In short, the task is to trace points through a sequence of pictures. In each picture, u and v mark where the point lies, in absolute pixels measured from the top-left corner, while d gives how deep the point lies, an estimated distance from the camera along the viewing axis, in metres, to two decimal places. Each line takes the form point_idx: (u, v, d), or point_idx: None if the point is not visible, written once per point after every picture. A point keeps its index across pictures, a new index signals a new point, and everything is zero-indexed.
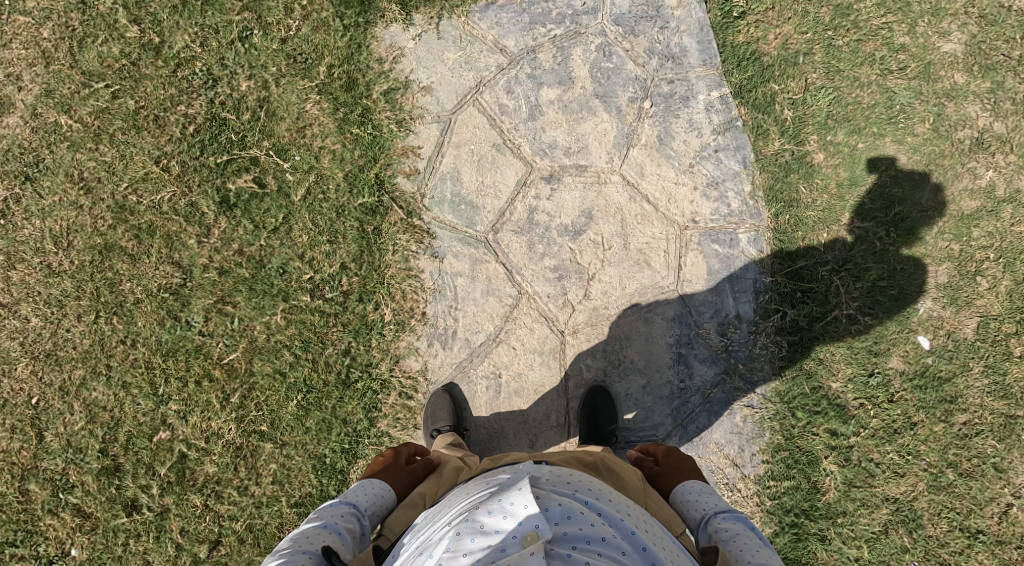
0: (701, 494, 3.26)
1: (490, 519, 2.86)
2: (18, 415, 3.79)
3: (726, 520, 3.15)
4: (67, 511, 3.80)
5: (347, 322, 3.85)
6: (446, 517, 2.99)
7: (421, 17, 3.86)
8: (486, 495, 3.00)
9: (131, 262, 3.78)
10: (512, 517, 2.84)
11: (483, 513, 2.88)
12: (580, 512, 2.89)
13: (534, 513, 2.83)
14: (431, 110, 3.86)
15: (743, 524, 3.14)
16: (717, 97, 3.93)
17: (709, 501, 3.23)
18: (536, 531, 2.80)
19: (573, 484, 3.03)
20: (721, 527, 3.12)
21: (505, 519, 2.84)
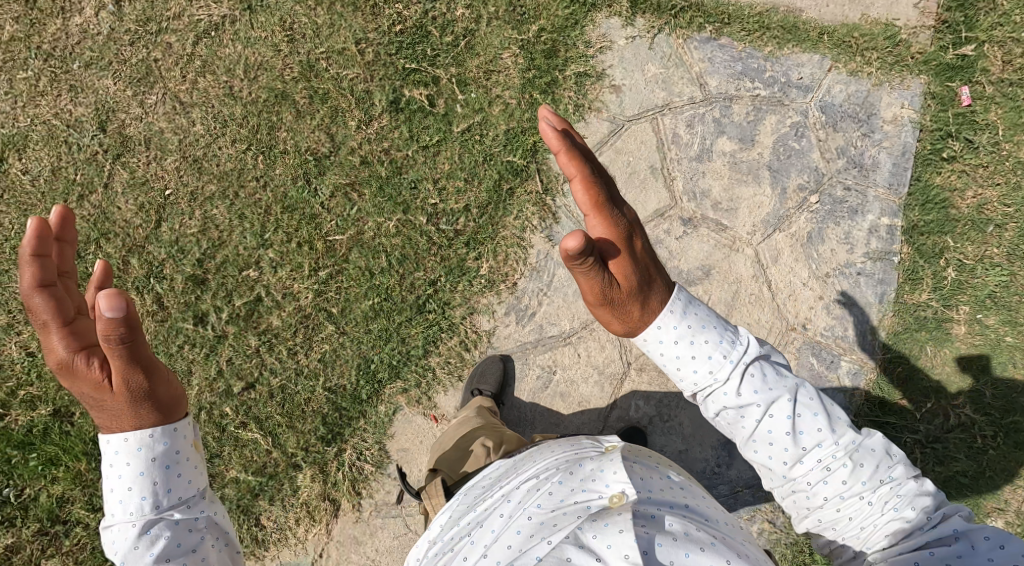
0: (688, 342, 2.76)
1: (577, 480, 2.80)
2: (149, 197, 4.18)
3: (738, 384, 2.74)
4: (149, 296, 4.16)
5: (446, 258, 4.01)
6: (529, 471, 2.96)
7: (643, 22, 3.92)
8: (564, 453, 2.95)
9: (296, 116, 4.07)
10: (600, 481, 2.78)
11: (573, 472, 2.82)
12: (665, 494, 2.83)
13: (622, 478, 2.77)
14: (610, 108, 3.91)
15: (755, 373, 2.76)
16: (886, 224, 3.76)
17: (705, 352, 2.76)
18: (625, 492, 2.74)
19: (654, 465, 2.96)
20: (744, 401, 2.74)
21: (596, 481, 2.78)
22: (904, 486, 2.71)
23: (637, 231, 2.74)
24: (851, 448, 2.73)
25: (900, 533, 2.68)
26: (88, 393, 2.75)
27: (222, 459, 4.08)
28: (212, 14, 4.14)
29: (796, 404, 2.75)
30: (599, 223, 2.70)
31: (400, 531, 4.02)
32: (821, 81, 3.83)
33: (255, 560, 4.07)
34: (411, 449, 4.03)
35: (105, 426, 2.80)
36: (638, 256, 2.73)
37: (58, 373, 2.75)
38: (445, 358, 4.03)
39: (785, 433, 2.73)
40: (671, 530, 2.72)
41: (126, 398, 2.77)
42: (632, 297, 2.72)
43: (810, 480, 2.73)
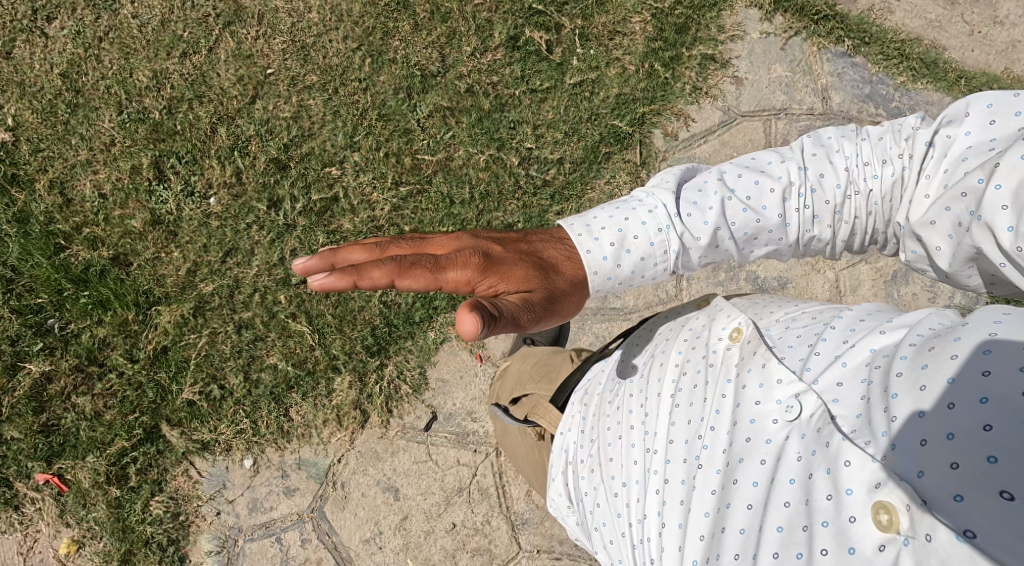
0: (615, 239, 2.63)
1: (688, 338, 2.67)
2: (249, 72, 4.16)
3: (690, 232, 2.61)
4: (229, 168, 4.19)
5: (527, 204, 3.93)
6: (642, 353, 2.83)
7: (782, 21, 3.85)
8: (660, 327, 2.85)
9: (413, 28, 4.04)
10: (717, 327, 2.62)
11: (685, 336, 2.68)
12: (775, 320, 2.62)
13: (733, 314, 2.62)
14: (727, 98, 3.84)
15: (690, 212, 2.62)
16: None
17: (642, 238, 2.64)
18: (738, 324, 2.59)
19: (770, 301, 2.75)
20: (706, 240, 2.61)
21: (702, 337, 2.63)
22: (882, 148, 2.54)
23: (478, 247, 2.62)
24: (807, 175, 2.60)
25: (916, 160, 2.47)
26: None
27: (266, 344, 4.18)
28: None
29: (743, 200, 2.61)
30: (456, 278, 2.57)
31: (421, 457, 4.16)
32: None
33: (275, 449, 4.17)
34: (450, 381, 4.23)
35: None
36: (510, 263, 2.60)
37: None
38: None
39: (754, 224, 2.60)
40: (806, 345, 2.48)
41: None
42: (547, 284, 2.59)
43: (812, 229, 2.61)
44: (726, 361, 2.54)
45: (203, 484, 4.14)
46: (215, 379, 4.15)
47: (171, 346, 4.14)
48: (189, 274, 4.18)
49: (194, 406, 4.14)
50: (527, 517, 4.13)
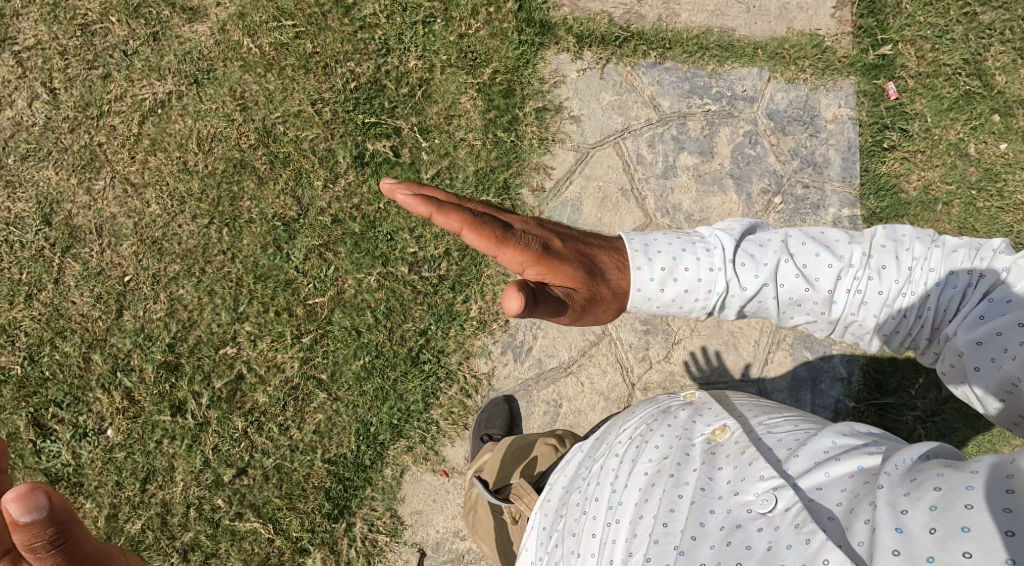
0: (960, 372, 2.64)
1: (672, 429, 2.75)
2: (107, 287, 3.97)
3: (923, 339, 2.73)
4: (118, 392, 3.97)
5: (432, 305, 4.01)
6: None
7: (591, 55, 3.95)
8: (657, 412, 2.89)
9: (258, 182, 3.95)
10: (701, 422, 2.73)
11: (670, 424, 2.76)
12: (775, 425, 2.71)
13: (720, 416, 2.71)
14: (572, 138, 3.95)
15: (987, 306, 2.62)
16: (847, 214, 3.86)
17: (934, 291, 2.69)
18: (724, 425, 2.69)
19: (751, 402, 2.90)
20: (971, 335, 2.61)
21: (681, 437, 2.70)
22: (955, 259, 2.69)
23: (540, 239, 2.90)
24: (868, 261, 2.74)
25: (988, 282, 2.64)
26: (512, 261, 2.85)
27: (220, 557, 3.95)
28: (156, 92, 3.99)
29: (800, 265, 2.77)
30: (513, 257, 2.84)
31: None
32: (763, 91, 3.94)
33: None
34: (424, 510, 4.00)
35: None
36: (567, 257, 2.87)
37: (472, 237, 2.85)
38: (447, 409, 4.03)
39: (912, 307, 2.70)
40: (797, 445, 2.59)
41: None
42: (591, 286, 2.84)
43: (857, 314, 2.76)
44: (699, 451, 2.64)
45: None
46: None
47: None
48: (111, 519, 3.93)
49: None
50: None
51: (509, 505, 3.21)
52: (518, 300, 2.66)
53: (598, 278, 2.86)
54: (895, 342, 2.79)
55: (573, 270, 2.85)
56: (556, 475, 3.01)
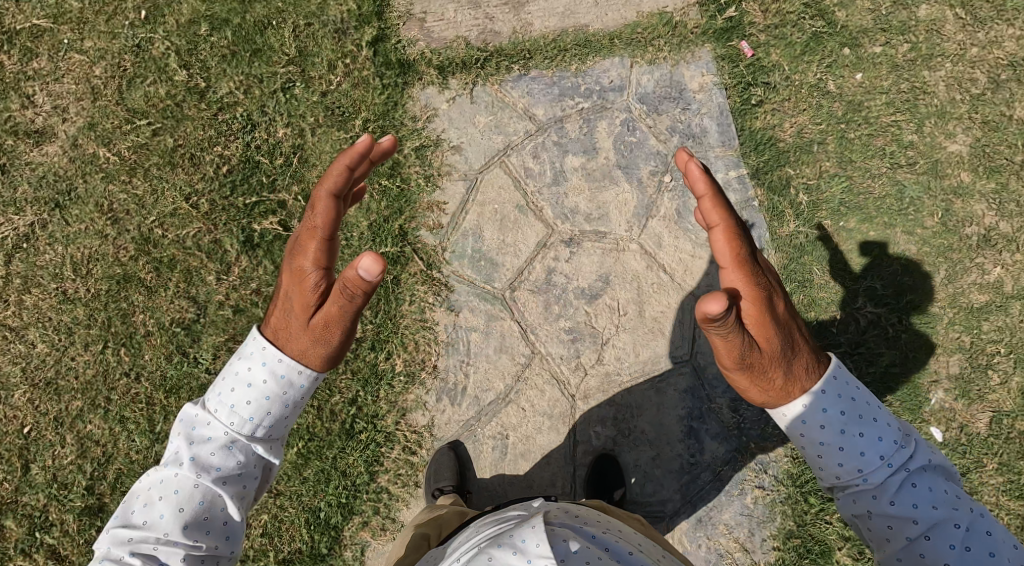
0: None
1: (495, 551, 2.67)
2: (7, 444, 3.77)
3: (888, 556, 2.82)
4: (41, 553, 3.70)
5: (357, 370, 3.94)
6: None
7: (457, 82, 3.96)
8: (489, 534, 2.81)
9: (147, 293, 3.81)
10: (524, 554, 2.63)
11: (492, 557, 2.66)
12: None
13: (546, 553, 2.62)
14: (459, 168, 3.96)
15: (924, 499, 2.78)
16: (734, 176, 3.90)
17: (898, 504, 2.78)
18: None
19: (589, 519, 2.86)
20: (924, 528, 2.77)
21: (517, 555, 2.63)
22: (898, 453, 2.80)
23: (768, 284, 2.77)
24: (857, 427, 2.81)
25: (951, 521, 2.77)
26: (735, 284, 2.74)
27: None
28: (18, 226, 3.88)
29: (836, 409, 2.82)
30: (738, 283, 2.73)
31: None
32: (629, 78, 3.96)
33: None
34: None
35: (275, 335, 2.92)
36: (779, 314, 2.77)
37: (722, 240, 2.72)
38: (393, 472, 3.91)
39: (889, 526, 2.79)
40: None
41: (283, 310, 2.92)
42: (779, 359, 2.77)
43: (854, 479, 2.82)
44: None
45: None
46: None
47: None
48: None
49: None
50: None
51: None
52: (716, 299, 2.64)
53: (795, 344, 2.79)
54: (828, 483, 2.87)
55: (772, 336, 2.75)
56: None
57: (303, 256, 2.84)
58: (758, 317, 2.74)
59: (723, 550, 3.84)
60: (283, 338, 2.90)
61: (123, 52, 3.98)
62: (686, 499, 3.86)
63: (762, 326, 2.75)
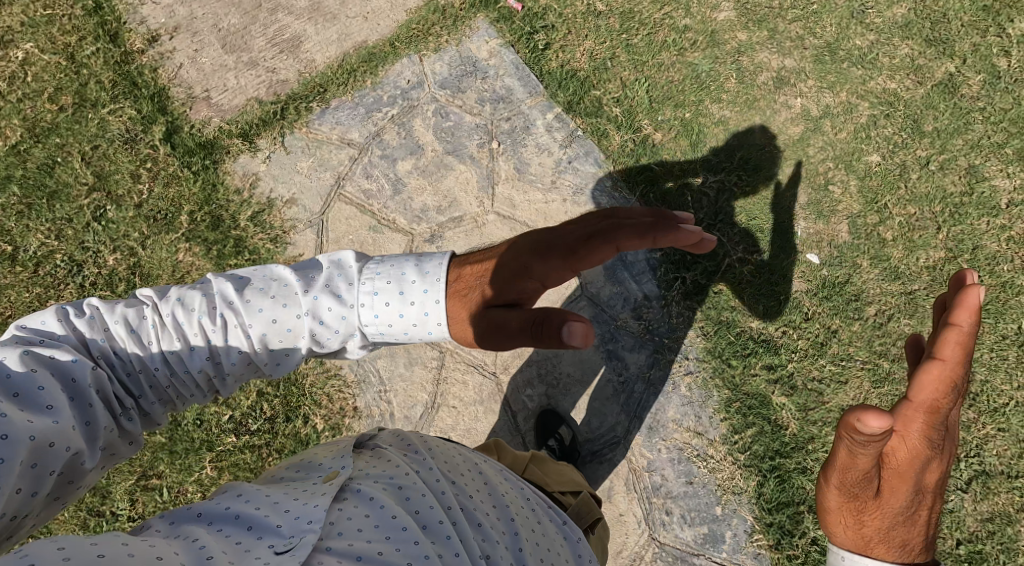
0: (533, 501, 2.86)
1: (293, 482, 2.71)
2: None
3: None
4: None
5: (282, 447, 4.08)
6: None
7: (265, 140, 3.96)
8: (307, 456, 2.89)
9: None
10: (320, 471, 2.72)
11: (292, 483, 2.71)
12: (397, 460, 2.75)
13: (343, 459, 2.73)
14: (300, 218, 3.93)
15: None
16: (553, 117, 4.07)
17: None
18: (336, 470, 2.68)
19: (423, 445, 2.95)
20: None
21: (313, 472, 2.73)
22: None
23: (955, 393, 2.62)
24: None
25: None
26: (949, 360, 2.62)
27: None
28: None
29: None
30: (950, 400, 2.61)
31: None
32: (423, 71, 4.04)
33: None
34: None
35: (457, 283, 2.75)
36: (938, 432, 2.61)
37: (933, 376, 2.61)
38: None
39: None
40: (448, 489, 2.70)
41: (475, 275, 2.75)
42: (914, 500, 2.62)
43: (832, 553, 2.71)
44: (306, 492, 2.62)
45: None
46: None
47: None
48: None
49: None
50: None
51: None
52: (880, 419, 2.48)
53: (920, 515, 2.64)
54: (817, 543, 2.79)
55: (931, 464, 2.60)
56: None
57: (541, 262, 2.73)
58: (954, 363, 2.61)
59: (680, 444, 4.04)
60: (455, 296, 2.73)
61: None
62: (631, 416, 4.08)
63: (938, 378, 2.60)
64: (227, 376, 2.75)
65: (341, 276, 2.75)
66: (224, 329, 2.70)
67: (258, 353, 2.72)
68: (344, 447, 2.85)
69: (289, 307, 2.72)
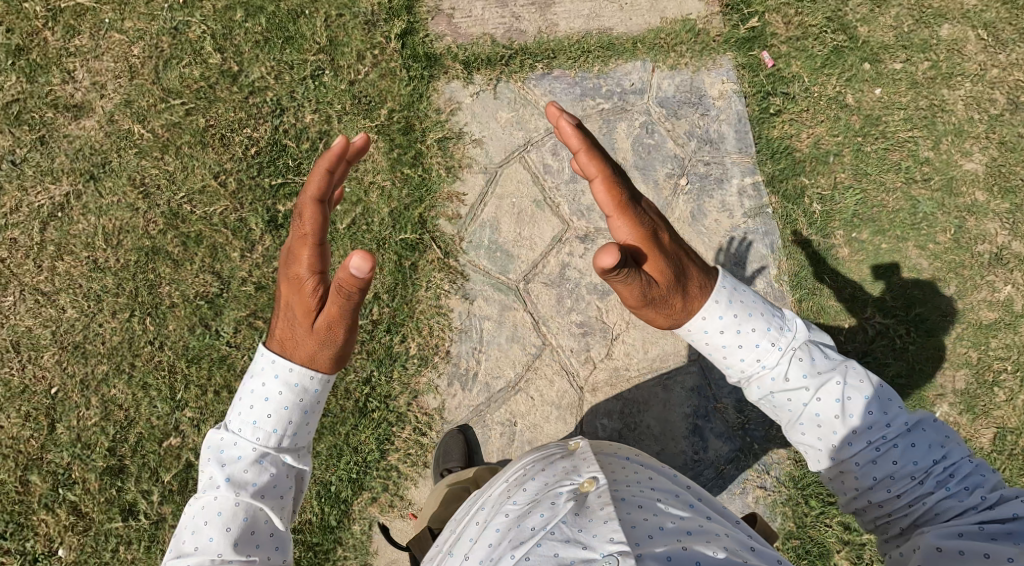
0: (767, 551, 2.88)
1: (540, 480, 2.76)
2: (34, 403, 3.86)
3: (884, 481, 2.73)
4: (63, 508, 3.81)
5: (372, 351, 3.98)
6: None
7: (481, 78, 4.07)
8: (522, 464, 2.93)
9: (174, 266, 3.92)
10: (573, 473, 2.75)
11: (535, 476, 2.78)
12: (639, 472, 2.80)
13: (589, 462, 2.78)
14: (478, 161, 4.04)
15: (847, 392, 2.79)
16: (750, 183, 3.98)
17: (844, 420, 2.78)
18: (595, 480, 2.71)
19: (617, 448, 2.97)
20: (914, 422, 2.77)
21: (548, 475, 2.77)
22: (845, 403, 2.78)
23: (655, 222, 2.77)
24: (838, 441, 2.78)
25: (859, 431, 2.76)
26: (629, 233, 2.74)
27: None
28: (53, 195, 3.96)
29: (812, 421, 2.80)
30: (628, 227, 2.74)
31: None
32: (650, 82, 4.07)
33: None
34: (401, 559, 3.90)
35: (283, 348, 2.83)
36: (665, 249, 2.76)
37: (603, 189, 2.73)
38: (404, 451, 3.96)
39: (830, 419, 2.78)
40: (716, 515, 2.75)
41: (292, 293, 2.82)
42: (672, 287, 2.76)
43: (852, 457, 2.77)
44: (568, 490, 2.68)
45: None
46: None
47: None
48: None
49: None
50: None
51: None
52: (607, 256, 2.62)
53: (687, 269, 2.79)
54: (856, 506, 2.81)
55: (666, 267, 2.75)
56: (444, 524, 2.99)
57: (299, 265, 2.80)
58: (605, 184, 2.73)
59: None
60: (285, 336, 2.84)
61: (160, 34, 4.07)
62: None
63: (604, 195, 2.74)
64: (253, 521, 2.74)
65: (224, 451, 2.80)
66: (199, 506, 2.75)
67: (233, 558, 2.69)
68: (566, 454, 2.89)
69: (222, 512, 2.72)
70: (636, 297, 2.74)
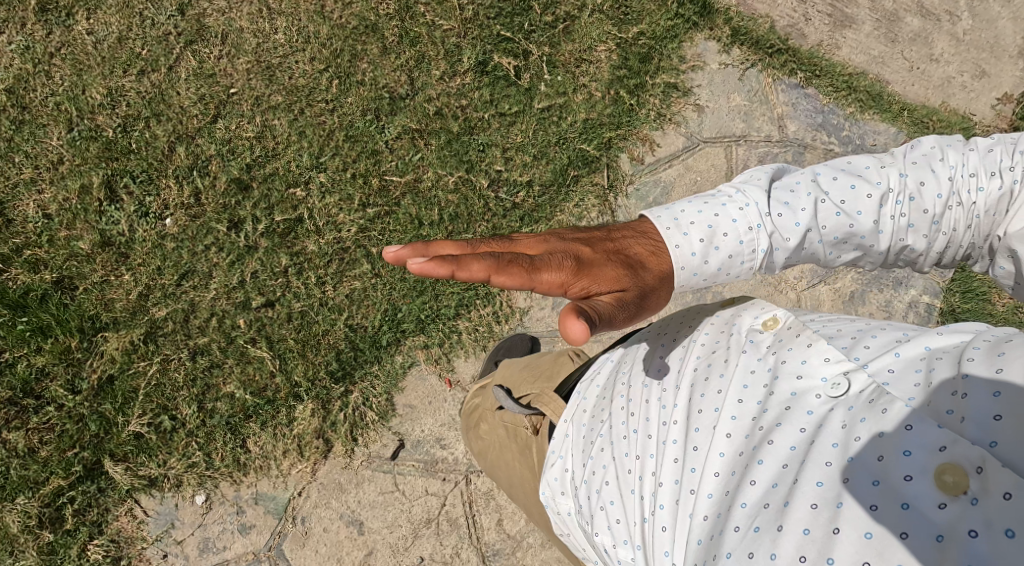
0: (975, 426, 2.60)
1: (722, 324, 2.64)
2: (212, 90, 4.12)
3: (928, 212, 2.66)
4: (187, 188, 4.09)
5: (497, 228, 4.05)
6: None
7: (739, 53, 4.20)
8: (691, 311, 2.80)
9: (382, 50, 4.13)
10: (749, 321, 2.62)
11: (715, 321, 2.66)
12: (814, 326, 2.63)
13: (762, 309, 2.63)
14: (688, 125, 4.16)
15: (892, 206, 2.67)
16: (925, 301, 4.31)
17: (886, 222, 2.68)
18: (775, 316, 2.59)
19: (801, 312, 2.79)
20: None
21: (728, 322, 2.64)
22: (989, 161, 2.63)
23: (566, 252, 2.65)
24: (904, 182, 2.68)
25: None
26: (553, 283, 2.59)
27: (222, 372, 4.02)
28: None
29: (837, 202, 2.69)
30: (551, 280, 2.58)
31: (387, 488, 4.07)
32: (893, 151, 4.23)
33: (229, 484, 4.01)
34: (417, 407, 4.13)
35: None
36: (599, 264, 2.64)
37: (503, 277, 2.54)
38: (474, 325, 4.17)
39: (846, 228, 2.68)
40: None
41: None
42: (638, 281, 2.63)
43: (904, 237, 2.69)
44: (755, 342, 2.55)
45: (148, 525, 3.95)
46: (165, 409, 3.98)
47: (118, 376, 3.96)
48: (141, 298, 4.01)
49: (141, 438, 3.95)
50: (498, 548, 4.08)
51: (531, 414, 3.10)
52: (579, 322, 2.36)
53: (620, 258, 2.67)
54: (946, 259, 2.74)
55: (606, 272, 2.62)
56: (587, 386, 2.90)
57: None
58: (497, 269, 2.53)
59: None
60: None
61: None
62: None
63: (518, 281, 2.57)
64: None
65: None
66: None
67: None
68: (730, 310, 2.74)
69: None
70: (627, 315, 2.57)
